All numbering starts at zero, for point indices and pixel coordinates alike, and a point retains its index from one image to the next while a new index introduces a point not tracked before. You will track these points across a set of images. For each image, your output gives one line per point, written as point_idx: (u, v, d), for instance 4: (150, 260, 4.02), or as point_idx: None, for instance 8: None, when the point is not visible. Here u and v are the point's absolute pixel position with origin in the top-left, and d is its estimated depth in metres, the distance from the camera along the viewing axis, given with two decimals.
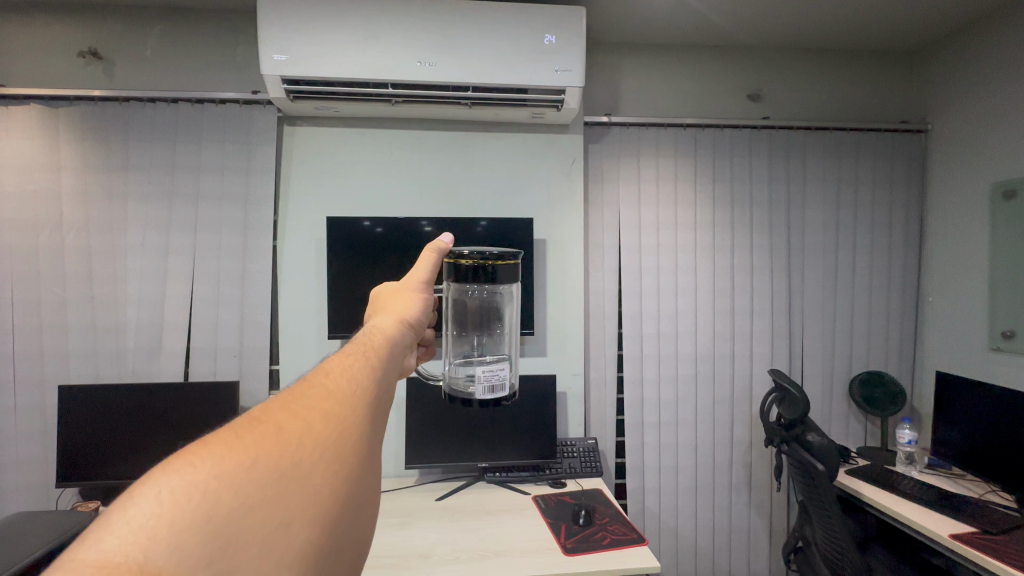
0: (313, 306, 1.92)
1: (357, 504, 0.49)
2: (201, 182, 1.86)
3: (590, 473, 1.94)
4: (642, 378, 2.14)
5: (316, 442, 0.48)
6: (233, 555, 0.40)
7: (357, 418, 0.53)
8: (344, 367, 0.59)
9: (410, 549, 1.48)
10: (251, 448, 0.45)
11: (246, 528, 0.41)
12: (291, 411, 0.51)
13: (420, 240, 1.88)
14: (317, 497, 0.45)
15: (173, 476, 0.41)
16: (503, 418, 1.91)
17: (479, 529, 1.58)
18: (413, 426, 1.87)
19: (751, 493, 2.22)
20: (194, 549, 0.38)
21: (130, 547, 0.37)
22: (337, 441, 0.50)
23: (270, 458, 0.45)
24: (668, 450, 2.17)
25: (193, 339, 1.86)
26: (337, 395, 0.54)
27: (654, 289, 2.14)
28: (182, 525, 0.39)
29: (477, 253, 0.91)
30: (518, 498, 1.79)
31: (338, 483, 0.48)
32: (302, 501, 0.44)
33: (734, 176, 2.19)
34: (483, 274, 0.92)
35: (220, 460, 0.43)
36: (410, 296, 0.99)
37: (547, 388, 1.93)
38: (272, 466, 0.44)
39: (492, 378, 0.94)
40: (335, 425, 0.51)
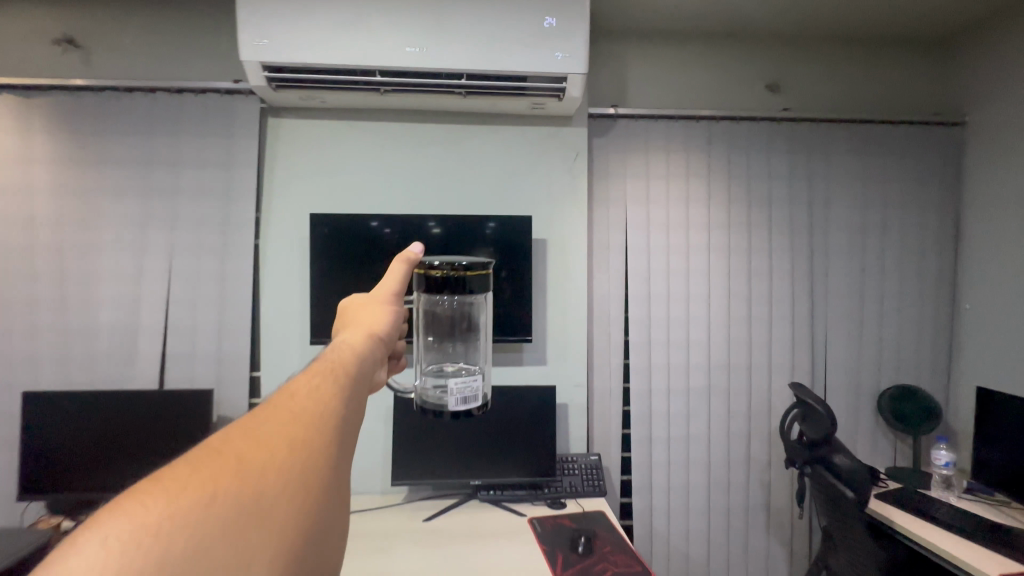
0: (298, 309, 1.80)
1: (325, 528, 0.47)
2: (180, 177, 1.75)
3: (592, 492, 1.79)
4: (650, 389, 1.99)
5: (279, 470, 0.45)
6: None
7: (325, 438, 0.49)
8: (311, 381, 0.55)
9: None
10: (210, 483, 0.42)
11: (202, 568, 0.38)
12: (251, 437, 0.47)
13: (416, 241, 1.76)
14: (279, 532, 0.43)
15: (124, 519, 0.39)
16: (498, 431, 1.77)
17: (470, 557, 1.44)
18: (402, 439, 1.74)
19: (769, 515, 2.04)
20: None
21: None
22: (299, 467, 0.46)
23: (226, 495, 0.42)
24: (679, 468, 2.01)
25: (170, 343, 1.75)
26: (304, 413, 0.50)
27: (664, 294, 1.99)
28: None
29: (448, 264, 0.82)
30: (514, 520, 1.64)
31: (301, 513, 0.45)
32: (262, 537, 0.42)
33: (752, 174, 2.03)
34: (454, 287, 0.82)
35: (174, 498, 0.40)
36: (378, 306, 0.86)
37: (547, 399, 1.79)
38: (228, 503, 0.42)
39: (464, 389, 0.86)
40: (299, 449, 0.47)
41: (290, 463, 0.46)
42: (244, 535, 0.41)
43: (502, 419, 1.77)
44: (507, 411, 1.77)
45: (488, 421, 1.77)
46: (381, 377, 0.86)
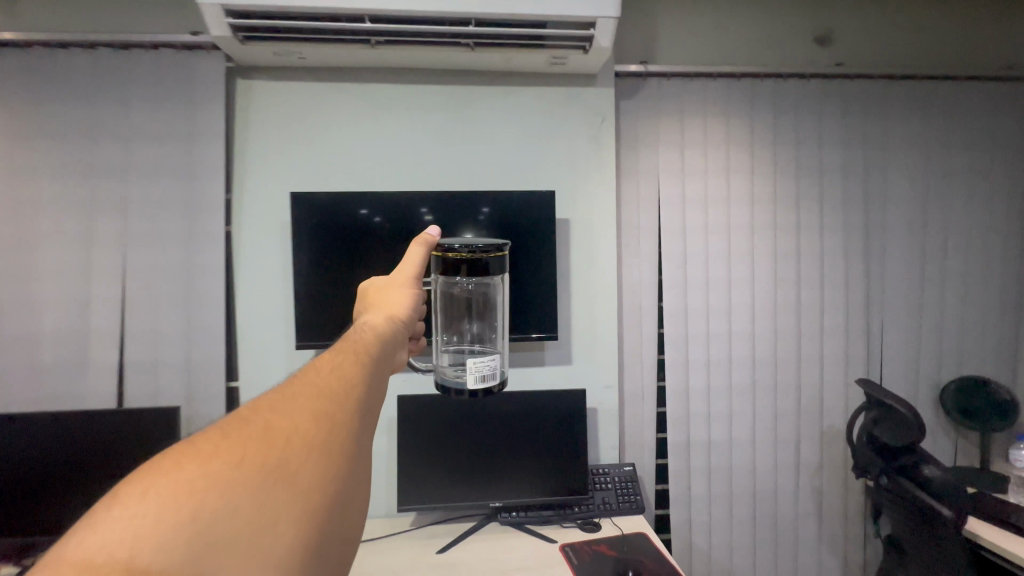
0: (281, 306, 1.53)
1: (344, 500, 0.51)
2: (131, 151, 1.46)
3: (628, 509, 1.56)
4: (688, 388, 1.75)
5: (299, 444, 0.51)
6: (217, 552, 0.42)
7: (339, 421, 0.55)
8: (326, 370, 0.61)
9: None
10: (239, 451, 0.48)
11: (233, 525, 0.44)
12: (271, 418, 0.52)
13: (418, 227, 1.49)
14: (301, 496, 0.47)
15: (161, 482, 0.44)
16: (521, 443, 1.53)
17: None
18: (408, 456, 1.50)
19: (821, 525, 1.82)
20: (180, 546, 0.40)
21: (122, 544, 0.40)
22: (317, 442, 0.52)
23: (252, 461, 0.47)
24: (720, 475, 1.78)
25: (127, 350, 1.47)
26: (319, 398, 0.56)
27: (704, 280, 1.74)
28: (168, 527, 0.41)
29: (467, 248, 0.79)
30: (543, 550, 1.39)
31: (320, 483, 0.49)
32: (285, 498, 0.46)
33: (800, 140, 1.77)
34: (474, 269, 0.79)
35: (208, 462, 0.46)
36: (395, 290, 0.83)
37: (577, 404, 1.55)
38: (255, 469, 0.47)
39: (482, 367, 0.84)
40: (315, 427, 0.53)
41: (307, 439, 0.51)
42: (269, 498, 0.46)
43: (525, 430, 1.53)
44: (530, 420, 1.53)
45: (510, 434, 1.52)
46: (400, 361, 0.80)
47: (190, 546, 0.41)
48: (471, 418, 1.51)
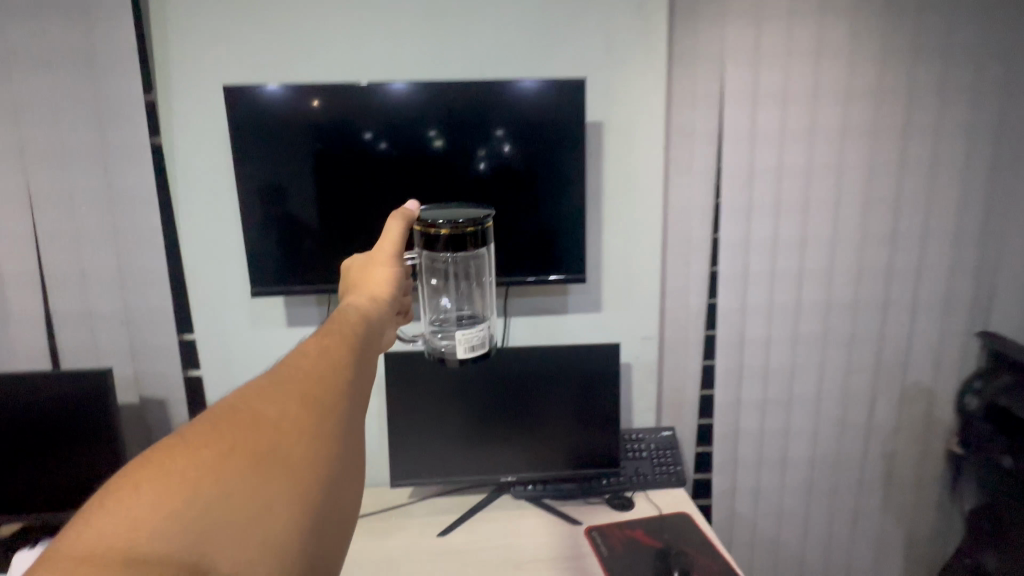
0: (235, 242, 1.22)
1: (342, 480, 0.49)
2: (11, 36, 1.09)
3: (666, 482, 1.32)
4: (744, 339, 1.42)
5: (290, 432, 0.47)
6: (214, 539, 0.40)
7: (331, 406, 0.51)
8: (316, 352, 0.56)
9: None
10: (225, 440, 0.45)
11: (228, 512, 0.42)
12: (258, 405, 0.49)
13: (428, 157, 1.15)
14: (293, 486, 0.45)
15: (153, 471, 0.42)
16: (539, 408, 1.26)
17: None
18: (402, 422, 1.25)
19: (888, 493, 1.56)
20: (177, 532, 0.39)
21: (116, 534, 0.38)
22: (308, 430, 0.48)
23: (244, 450, 0.45)
24: (773, 439, 1.50)
25: (52, 298, 1.20)
26: (308, 382, 0.52)
27: (773, 205, 1.35)
28: (163, 518, 0.40)
29: (451, 221, 0.63)
30: (564, 538, 1.16)
31: (312, 473, 0.46)
32: (278, 487, 0.44)
33: (923, 7, 1.28)
34: (459, 247, 0.64)
35: (195, 453, 0.44)
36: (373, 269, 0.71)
37: (608, 363, 1.26)
38: (246, 459, 0.45)
39: (473, 335, 0.66)
40: (307, 415, 0.49)
41: (297, 427, 0.48)
42: (259, 490, 0.44)
43: (545, 394, 1.25)
44: (551, 381, 1.25)
45: (535, 403, 1.26)
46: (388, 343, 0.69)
47: (185, 533, 0.40)
48: (478, 381, 1.24)
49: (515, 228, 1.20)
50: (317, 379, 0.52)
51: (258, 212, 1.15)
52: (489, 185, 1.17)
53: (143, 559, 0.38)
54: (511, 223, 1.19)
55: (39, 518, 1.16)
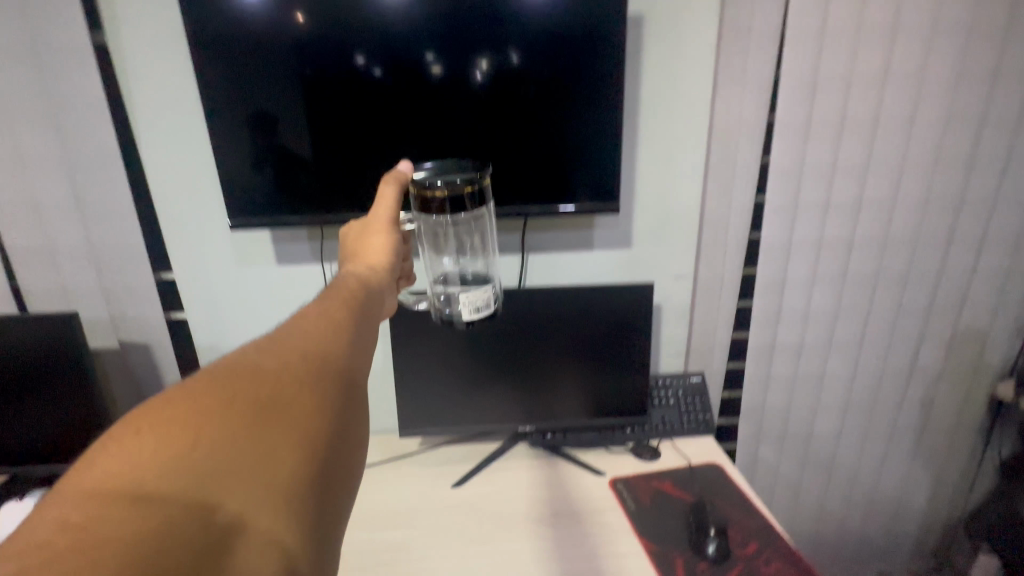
0: (209, 168, 1.05)
1: (346, 433, 0.47)
2: None
3: (694, 430, 1.23)
4: (786, 278, 1.28)
5: (302, 387, 0.46)
6: (222, 483, 0.38)
7: (342, 366, 0.50)
8: (321, 312, 0.55)
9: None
10: (228, 390, 0.44)
11: (235, 458, 0.40)
12: (268, 360, 0.47)
13: (435, 91, 0.96)
14: (305, 440, 0.43)
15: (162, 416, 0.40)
16: (557, 356, 1.14)
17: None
18: (410, 370, 1.14)
19: (921, 438, 1.49)
20: (183, 475, 0.37)
21: (119, 475, 0.36)
22: (319, 387, 0.47)
23: (258, 401, 0.43)
24: (807, 384, 1.40)
25: (8, 231, 1.06)
26: (317, 342, 0.51)
27: (836, 122, 1.15)
28: (175, 459, 0.38)
29: (450, 182, 0.59)
30: (588, 490, 1.08)
31: (324, 430, 0.45)
32: (290, 439, 0.43)
33: None
34: (457, 209, 0.60)
35: (198, 400, 0.42)
36: (370, 236, 0.70)
37: (637, 304, 1.12)
38: (258, 412, 0.43)
39: (478, 298, 0.68)
40: (319, 373, 0.48)
41: (309, 384, 0.47)
42: (273, 441, 0.42)
43: (563, 340, 1.14)
44: (570, 326, 1.13)
45: (554, 351, 1.14)
46: (390, 309, 0.68)
47: (191, 476, 0.38)
48: (492, 328, 1.11)
49: (537, 155, 1.02)
50: (319, 335, 0.51)
51: (239, 150, 0.98)
52: (507, 112, 0.98)
53: (150, 500, 0.35)
54: (531, 155, 1.02)
55: (24, 470, 1.09)
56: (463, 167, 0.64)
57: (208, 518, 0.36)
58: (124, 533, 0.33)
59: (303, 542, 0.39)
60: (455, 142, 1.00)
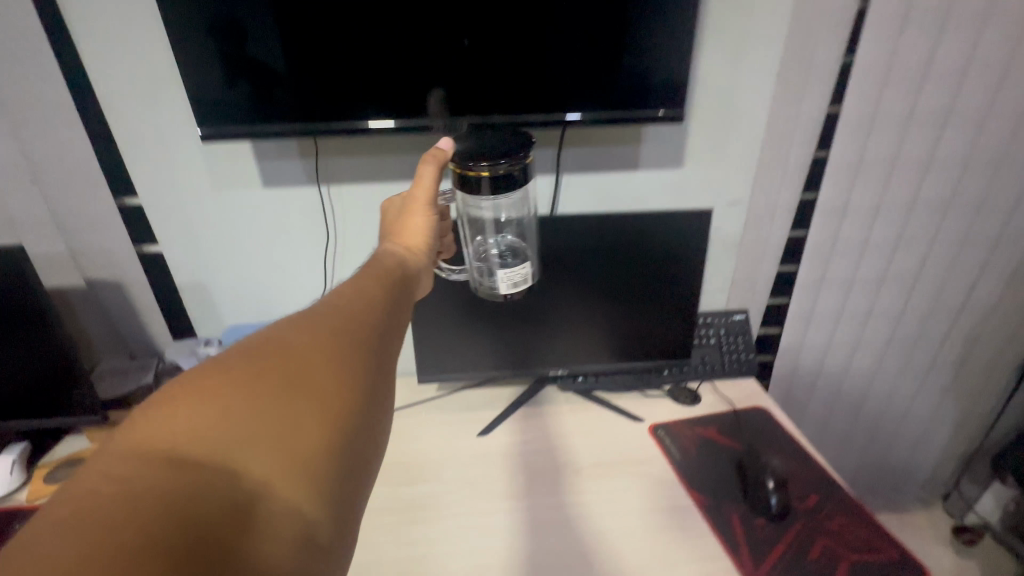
0: (165, 66, 0.84)
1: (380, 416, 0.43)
2: None
3: (735, 371, 1.14)
4: (847, 206, 1.13)
5: (334, 349, 0.42)
6: (252, 459, 0.35)
7: (376, 331, 0.45)
8: (355, 278, 0.51)
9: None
10: (268, 357, 0.40)
11: (267, 433, 0.36)
12: (301, 320, 0.44)
13: None
14: (335, 408, 0.39)
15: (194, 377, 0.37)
16: (585, 292, 1.01)
17: (576, 542, 0.80)
18: (425, 311, 1.00)
19: (958, 375, 1.43)
20: (213, 451, 0.34)
21: (156, 445, 0.33)
22: (350, 350, 0.43)
23: (288, 361, 0.40)
24: (850, 321, 1.31)
25: None
26: (349, 304, 0.46)
27: (940, 8, 0.94)
28: (203, 422, 0.35)
29: (494, 158, 0.55)
30: (626, 439, 0.99)
31: (356, 399, 0.41)
32: (319, 407, 0.39)
33: None
34: (496, 188, 0.56)
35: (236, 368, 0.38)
36: (408, 216, 0.61)
37: (685, 235, 0.97)
38: (287, 373, 0.39)
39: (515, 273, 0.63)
40: (352, 336, 0.43)
41: (342, 347, 0.42)
42: (301, 406, 0.38)
43: (592, 276, 0.99)
44: (604, 260, 0.98)
45: (592, 290, 1.01)
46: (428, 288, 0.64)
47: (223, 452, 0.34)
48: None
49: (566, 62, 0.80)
50: (356, 306, 0.46)
51: (184, 51, 0.75)
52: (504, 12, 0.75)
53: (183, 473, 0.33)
54: (560, 63, 0.80)
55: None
56: (505, 138, 0.59)
57: (233, 484, 0.34)
58: (152, 496, 0.31)
59: (332, 521, 0.36)
60: (452, 47, 0.77)
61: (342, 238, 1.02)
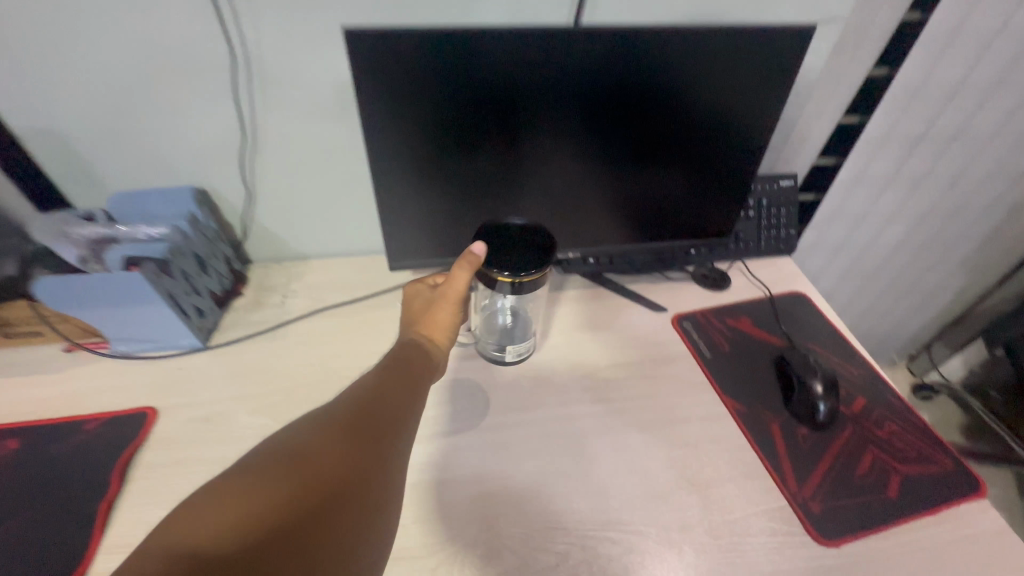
0: None
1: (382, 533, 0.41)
2: None
3: (771, 250, 0.96)
4: (953, 35, 0.87)
5: (356, 445, 0.42)
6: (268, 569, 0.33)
7: (394, 433, 0.45)
8: (377, 375, 0.52)
9: (441, 543, 0.59)
10: (307, 454, 0.39)
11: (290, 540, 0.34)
12: (328, 414, 0.44)
13: None
14: (343, 520, 0.38)
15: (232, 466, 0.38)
16: (607, 157, 0.75)
17: (594, 454, 0.68)
18: (392, 177, 0.71)
19: (983, 249, 1.32)
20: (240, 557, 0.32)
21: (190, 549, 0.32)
22: (379, 460, 0.42)
23: (312, 462, 0.39)
24: (898, 188, 1.12)
25: None
26: (371, 401, 0.47)
27: None
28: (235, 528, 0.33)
29: (516, 271, 0.63)
30: (644, 332, 0.84)
31: (367, 503, 0.40)
32: (335, 507, 0.38)
33: None
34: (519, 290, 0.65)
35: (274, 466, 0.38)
36: (435, 311, 0.64)
37: (761, 67, 0.69)
38: (309, 475, 0.38)
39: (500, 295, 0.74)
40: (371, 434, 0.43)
41: (363, 444, 0.42)
42: (316, 504, 0.37)
43: (617, 136, 0.72)
44: (641, 111, 0.70)
45: (624, 144, 0.73)
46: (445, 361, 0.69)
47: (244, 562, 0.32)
48: (511, 100, 0.66)
49: None
50: (384, 404, 0.47)
51: None
52: None
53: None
54: None
55: None
56: (528, 244, 0.67)
57: None
58: None
59: None
60: None
61: (257, 55, 0.68)
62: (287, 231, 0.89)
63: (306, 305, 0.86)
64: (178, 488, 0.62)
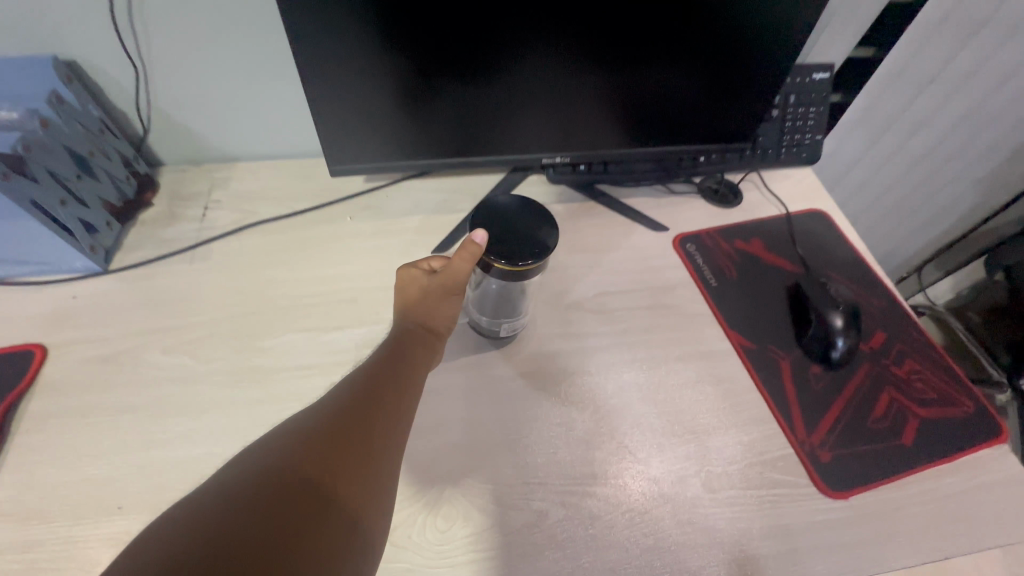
0: None
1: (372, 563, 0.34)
2: None
3: (793, 161, 0.81)
4: None
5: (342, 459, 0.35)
6: None
7: (383, 443, 0.38)
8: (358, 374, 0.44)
9: (397, 503, 0.50)
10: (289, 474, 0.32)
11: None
12: (302, 428, 0.36)
13: None
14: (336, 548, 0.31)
15: (190, 495, 0.30)
16: (612, 57, 0.59)
17: (580, 399, 0.58)
18: (323, 50, 0.52)
19: None
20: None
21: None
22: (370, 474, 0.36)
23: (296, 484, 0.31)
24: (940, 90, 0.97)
25: None
26: (355, 409, 0.39)
27: None
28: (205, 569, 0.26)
29: (512, 259, 0.49)
30: (641, 257, 0.71)
31: (359, 525, 0.33)
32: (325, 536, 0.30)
33: None
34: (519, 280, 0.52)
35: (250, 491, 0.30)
36: (432, 299, 0.53)
37: None
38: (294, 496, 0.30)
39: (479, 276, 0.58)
40: (356, 449, 0.36)
41: (348, 460, 0.35)
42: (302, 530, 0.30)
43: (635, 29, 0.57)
44: None
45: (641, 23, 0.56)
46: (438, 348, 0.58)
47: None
48: None
49: None
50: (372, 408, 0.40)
51: None
52: None
53: None
54: None
55: None
56: (533, 218, 0.54)
57: None
58: None
59: None
60: None
61: None
62: (203, 125, 0.71)
63: (233, 220, 0.70)
64: (72, 444, 0.51)
